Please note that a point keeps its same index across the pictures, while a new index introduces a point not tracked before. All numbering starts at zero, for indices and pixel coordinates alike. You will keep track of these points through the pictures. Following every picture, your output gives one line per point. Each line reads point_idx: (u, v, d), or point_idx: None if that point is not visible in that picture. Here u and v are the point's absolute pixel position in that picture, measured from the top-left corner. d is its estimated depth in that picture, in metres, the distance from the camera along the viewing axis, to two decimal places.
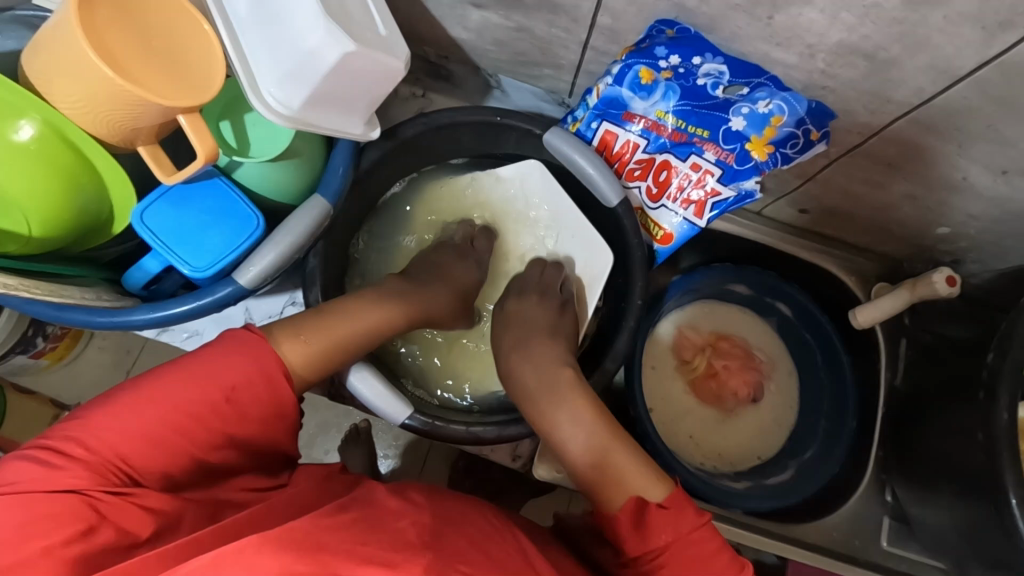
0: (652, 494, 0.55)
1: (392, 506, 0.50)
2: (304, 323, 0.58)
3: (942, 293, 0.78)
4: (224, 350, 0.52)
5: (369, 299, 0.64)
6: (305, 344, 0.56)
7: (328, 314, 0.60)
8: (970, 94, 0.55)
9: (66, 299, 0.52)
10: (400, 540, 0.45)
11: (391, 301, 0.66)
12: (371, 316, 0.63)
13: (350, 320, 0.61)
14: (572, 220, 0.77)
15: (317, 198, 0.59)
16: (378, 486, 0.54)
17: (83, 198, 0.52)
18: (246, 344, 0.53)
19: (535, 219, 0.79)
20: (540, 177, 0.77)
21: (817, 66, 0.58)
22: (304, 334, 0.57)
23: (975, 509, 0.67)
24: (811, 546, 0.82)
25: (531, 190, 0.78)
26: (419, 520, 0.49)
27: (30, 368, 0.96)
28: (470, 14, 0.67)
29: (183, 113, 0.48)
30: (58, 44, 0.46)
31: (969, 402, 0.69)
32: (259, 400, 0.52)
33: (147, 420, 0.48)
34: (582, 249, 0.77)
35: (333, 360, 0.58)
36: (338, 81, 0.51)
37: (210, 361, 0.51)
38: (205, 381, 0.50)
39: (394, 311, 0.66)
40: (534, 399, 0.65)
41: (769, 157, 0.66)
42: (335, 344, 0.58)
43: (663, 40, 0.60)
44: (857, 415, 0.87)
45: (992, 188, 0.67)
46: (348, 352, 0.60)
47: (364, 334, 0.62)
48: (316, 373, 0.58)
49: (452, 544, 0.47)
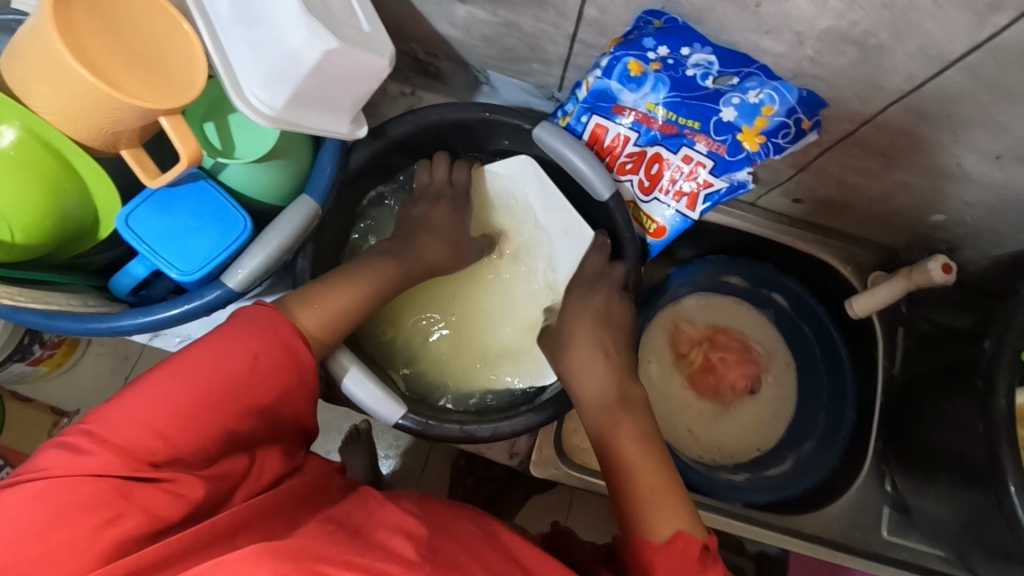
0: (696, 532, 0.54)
1: (387, 518, 0.50)
2: (309, 292, 0.57)
3: (937, 281, 0.77)
4: (243, 323, 0.52)
5: (370, 265, 0.63)
6: (314, 311, 0.56)
7: (330, 282, 0.59)
8: (962, 79, 0.55)
9: (49, 306, 0.52)
10: (395, 556, 0.44)
11: (392, 266, 0.65)
12: (374, 280, 0.62)
13: (351, 285, 0.60)
14: (562, 216, 0.77)
15: (305, 198, 0.59)
16: (372, 496, 0.53)
17: (67, 204, 0.52)
18: (272, 325, 0.52)
19: (522, 216, 0.78)
20: (531, 173, 0.76)
21: (806, 54, 0.58)
22: (311, 301, 0.56)
23: (975, 498, 0.66)
24: (811, 538, 0.82)
25: (520, 187, 0.77)
26: (411, 536, 0.47)
27: (28, 376, 0.96)
28: (457, 10, 0.66)
29: (164, 116, 0.48)
30: (36, 47, 0.45)
31: (968, 390, 0.69)
32: (281, 368, 0.52)
33: (176, 395, 0.47)
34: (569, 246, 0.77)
35: (343, 328, 0.58)
36: (321, 80, 0.51)
37: (231, 337, 0.51)
38: (228, 353, 0.50)
39: (395, 279, 0.65)
40: (583, 392, 0.65)
41: (761, 147, 0.65)
42: (340, 311, 0.58)
43: (651, 31, 0.59)
44: (855, 405, 0.87)
45: (987, 174, 0.66)
46: (354, 320, 0.59)
47: (369, 300, 0.61)
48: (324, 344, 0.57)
49: (449, 556, 0.47)
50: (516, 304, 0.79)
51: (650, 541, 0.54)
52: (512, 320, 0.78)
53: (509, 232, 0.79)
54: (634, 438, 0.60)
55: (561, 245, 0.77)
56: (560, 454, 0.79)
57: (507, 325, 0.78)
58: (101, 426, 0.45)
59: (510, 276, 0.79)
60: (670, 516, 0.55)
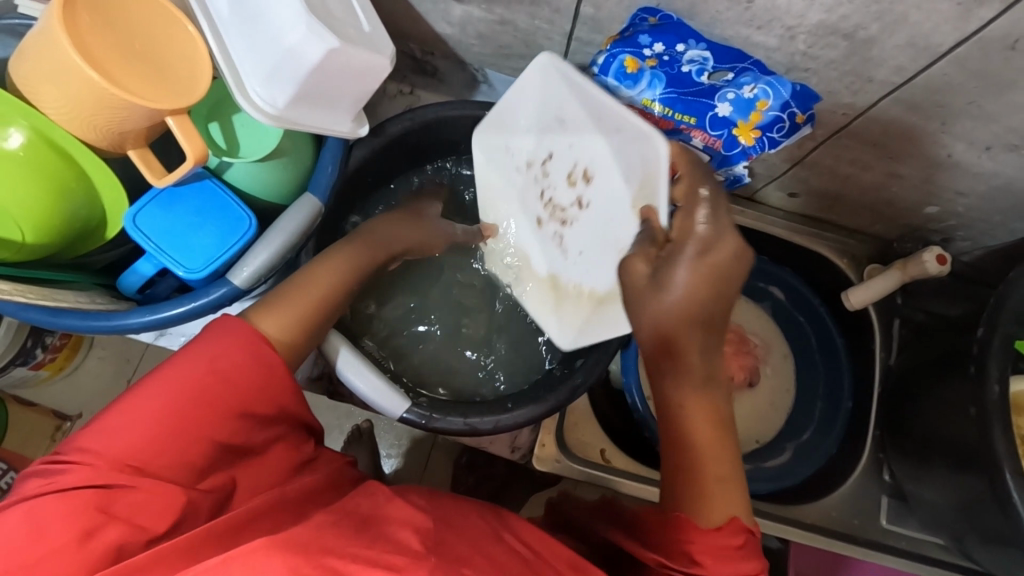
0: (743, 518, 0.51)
1: (394, 514, 0.49)
2: (272, 295, 0.55)
3: (933, 272, 0.79)
4: (207, 336, 0.49)
5: (337, 249, 0.61)
6: (279, 309, 0.53)
7: (293, 279, 0.57)
8: (951, 71, 0.56)
9: (59, 303, 0.52)
10: (403, 547, 0.44)
11: (360, 248, 0.63)
12: (342, 264, 0.60)
13: (314, 275, 0.57)
14: (614, 119, 0.62)
15: (307, 197, 0.60)
16: (381, 491, 0.52)
17: (74, 204, 0.53)
18: (229, 331, 0.49)
19: (571, 128, 0.66)
20: (560, 78, 0.64)
21: (797, 48, 0.59)
22: (275, 302, 0.54)
23: (973, 483, 0.67)
24: (810, 527, 0.83)
25: (555, 96, 0.65)
26: (420, 528, 0.48)
27: (30, 380, 0.97)
28: (454, 9, 0.67)
29: (170, 115, 0.49)
30: (43, 50, 0.46)
31: (962, 376, 0.70)
32: (254, 370, 0.49)
33: (151, 410, 0.45)
34: (635, 154, 0.61)
35: (312, 325, 0.55)
36: (322, 78, 0.52)
37: (197, 350, 0.48)
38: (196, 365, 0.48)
39: (366, 260, 0.63)
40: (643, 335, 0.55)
41: (756, 141, 0.65)
42: (303, 310, 0.55)
43: (646, 28, 0.61)
44: (852, 395, 0.89)
45: (978, 164, 0.67)
46: (324, 316, 0.56)
47: (341, 284, 0.59)
48: (304, 341, 0.55)
49: (455, 549, 0.47)
50: (592, 229, 0.67)
51: (696, 523, 0.50)
52: (590, 247, 0.68)
53: (564, 153, 0.67)
54: (709, 421, 0.53)
55: (630, 155, 0.62)
56: (561, 448, 0.80)
57: (586, 252, 0.69)
58: (85, 447, 0.44)
59: (579, 199, 0.68)
60: (724, 501, 0.51)
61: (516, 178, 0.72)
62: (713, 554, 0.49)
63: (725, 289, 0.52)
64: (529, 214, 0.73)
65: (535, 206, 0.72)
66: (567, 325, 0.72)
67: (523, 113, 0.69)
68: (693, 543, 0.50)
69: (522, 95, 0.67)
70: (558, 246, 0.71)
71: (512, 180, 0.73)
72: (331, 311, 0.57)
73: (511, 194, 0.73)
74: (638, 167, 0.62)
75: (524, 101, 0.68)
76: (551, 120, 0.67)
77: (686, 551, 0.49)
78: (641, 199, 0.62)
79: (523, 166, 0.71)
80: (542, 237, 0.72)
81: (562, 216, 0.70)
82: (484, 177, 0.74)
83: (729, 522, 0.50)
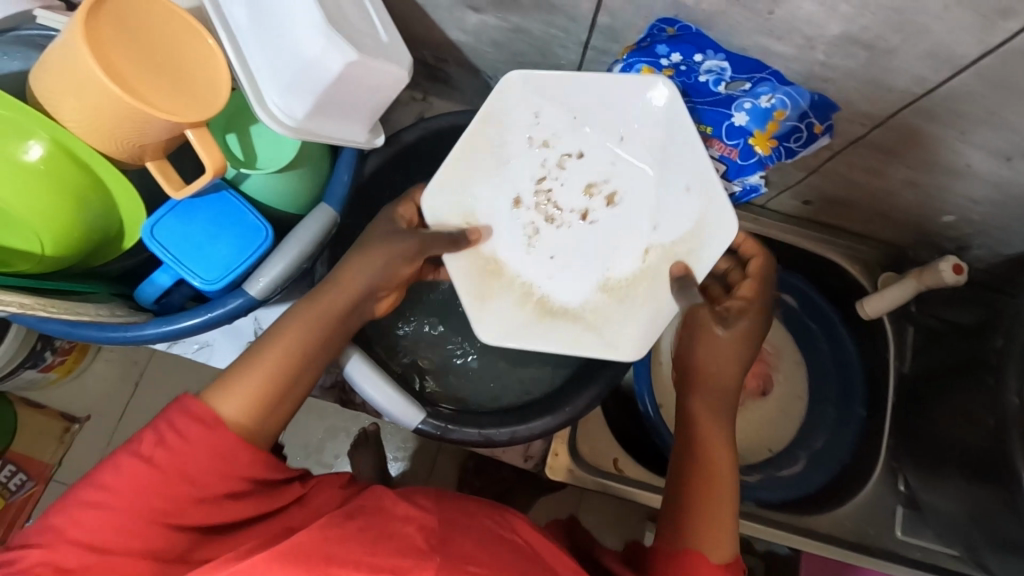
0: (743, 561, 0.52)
1: (398, 512, 0.50)
2: (234, 365, 0.49)
3: (948, 281, 0.78)
4: (175, 412, 0.46)
5: (309, 299, 0.54)
6: (239, 384, 0.48)
7: (256, 343, 0.51)
8: (971, 81, 0.56)
9: (81, 316, 0.52)
10: (406, 545, 0.45)
11: (335, 293, 0.55)
12: (311, 316, 0.53)
13: (278, 338, 0.51)
14: (682, 168, 0.65)
15: (323, 207, 0.60)
16: (382, 491, 0.53)
17: (92, 215, 0.53)
18: (191, 411, 0.46)
19: (626, 149, 0.67)
20: (657, 104, 0.63)
21: (816, 58, 0.59)
22: (233, 375, 0.48)
23: (989, 495, 0.66)
24: (822, 536, 0.82)
25: (628, 112, 0.65)
26: (425, 525, 0.49)
27: (40, 382, 0.97)
28: (469, 17, 0.67)
29: (190, 128, 0.48)
30: (64, 63, 0.46)
31: (977, 387, 0.69)
32: (227, 447, 0.45)
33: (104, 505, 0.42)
34: (683, 211, 0.65)
35: (278, 402, 0.49)
36: (341, 90, 0.52)
37: (167, 426, 0.45)
38: (166, 443, 0.44)
39: (336, 308, 0.55)
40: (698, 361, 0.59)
41: (773, 151, 0.64)
42: (267, 385, 0.49)
43: (664, 38, 0.60)
44: (864, 402, 0.89)
45: (995, 173, 0.67)
46: (292, 391, 0.50)
47: (309, 342, 0.52)
48: (272, 417, 0.49)
49: (460, 545, 0.47)
50: (585, 241, 0.69)
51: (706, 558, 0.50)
52: (575, 258, 0.69)
53: (593, 161, 0.68)
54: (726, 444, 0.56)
55: (673, 207, 0.66)
56: (573, 457, 0.79)
57: (568, 260, 0.69)
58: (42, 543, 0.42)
59: (586, 208, 0.69)
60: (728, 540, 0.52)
61: (513, 152, 0.68)
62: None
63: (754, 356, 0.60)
64: (507, 192, 0.69)
65: (522, 189, 0.69)
66: (499, 324, 0.68)
67: (568, 95, 0.66)
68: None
69: (586, 85, 0.65)
70: (529, 238, 0.69)
71: (502, 157, 0.69)
72: (298, 379, 0.51)
73: (494, 169, 0.69)
74: (681, 221, 0.65)
75: (585, 86, 0.65)
76: (612, 127, 0.67)
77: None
78: (671, 251, 0.66)
79: (530, 143, 0.68)
80: (515, 219, 0.69)
81: (550, 214, 0.69)
82: (479, 134, 0.67)
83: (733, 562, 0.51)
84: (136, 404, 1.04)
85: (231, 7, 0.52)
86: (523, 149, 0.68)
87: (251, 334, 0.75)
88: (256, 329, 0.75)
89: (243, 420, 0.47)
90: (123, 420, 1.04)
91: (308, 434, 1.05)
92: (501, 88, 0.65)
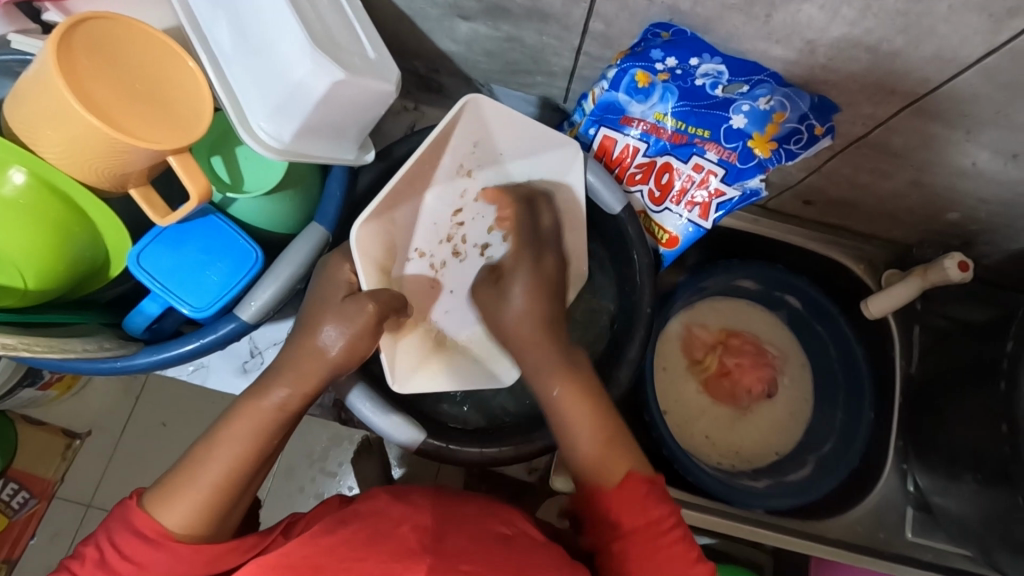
0: (640, 469, 0.54)
1: (393, 513, 0.51)
2: (172, 475, 0.50)
3: (954, 280, 0.77)
4: (115, 526, 0.48)
5: (244, 410, 0.53)
6: (179, 494, 0.49)
7: (191, 459, 0.51)
8: (978, 82, 0.54)
9: (66, 353, 0.50)
10: (401, 547, 0.46)
11: (274, 403, 0.53)
12: (249, 434, 0.52)
13: (214, 453, 0.51)
14: (568, 215, 0.68)
15: (315, 227, 0.58)
16: (380, 495, 0.54)
17: (77, 247, 0.51)
18: (129, 526, 0.48)
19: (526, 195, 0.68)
20: (564, 161, 0.66)
21: (818, 61, 0.57)
22: (175, 487, 0.49)
23: (1003, 497, 0.66)
24: (835, 542, 0.81)
25: (539, 163, 0.66)
26: (419, 524, 0.49)
27: (40, 400, 0.96)
28: (458, 26, 0.65)
29: (172, 155, 0.47)
30: (40, 94, 0.44)
31: (988, 389, 0.68)
32: (172, 556, 0.47)
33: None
34: (550, 260, 0.70)
35: (217, 510, 0.50)
36: (327, 111, 0.50)
37: (110, 542, 0.48)
38: (109, 561, 0.47)
39: (276, 415, 0.53)
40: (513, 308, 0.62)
41: (772, 154, 0.63)
42: (209, 494, 0.49)
43: (658, 43, 0.59)
44: (874, 407, 0.86)
45: (1003, 172, 0.65)
46: (234, 498, 0.51)
47: (253, 453, 0.52)
48: (223, 523, 0.50)
49: (454, 542, 0.48)
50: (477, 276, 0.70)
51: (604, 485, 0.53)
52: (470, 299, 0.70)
53: None
54: (580, 399, 0.56)
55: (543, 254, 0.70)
56: None
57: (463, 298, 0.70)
58: None
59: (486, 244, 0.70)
60: (619, 457, 0.54)
61: (437, 179, 0.66)
62: (627, 506, 0.52)
63: (554, 296, 0.64)
64: (427, 220, 0.67)
65: (438, 218, 0.67)
66: (407, 362, 0.65)
67: (503, 134, 0.64)
68: (612, 509, 0.52)
69: (521, 129, 0.64)
70: (431, 274, 0.68)
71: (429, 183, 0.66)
72: (242, 489, 0.51)
73: (419, 194, 0.65)
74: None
75: (517, 128, 0.64)
76: (511, 175, 0.68)
77: (609, 516, 0.52)
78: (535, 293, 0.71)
79: (456, 170, 0.66)
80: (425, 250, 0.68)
81: (452, 249, 0.69)
82: (425, 158, 0.62)
83: (626, 476, 0.53)
84: (138, 417, 1.03)
85: (210, 23, 0.50)
86: (447, 176, 0.66)
87: (246, 354, 0.74)
88: (253, 347, 0.74)
89: (190, 530, 0.49)
90: (125, 434, 1.03)
91: (310, 443, 1.04)
92: (453, 115, 0.60)
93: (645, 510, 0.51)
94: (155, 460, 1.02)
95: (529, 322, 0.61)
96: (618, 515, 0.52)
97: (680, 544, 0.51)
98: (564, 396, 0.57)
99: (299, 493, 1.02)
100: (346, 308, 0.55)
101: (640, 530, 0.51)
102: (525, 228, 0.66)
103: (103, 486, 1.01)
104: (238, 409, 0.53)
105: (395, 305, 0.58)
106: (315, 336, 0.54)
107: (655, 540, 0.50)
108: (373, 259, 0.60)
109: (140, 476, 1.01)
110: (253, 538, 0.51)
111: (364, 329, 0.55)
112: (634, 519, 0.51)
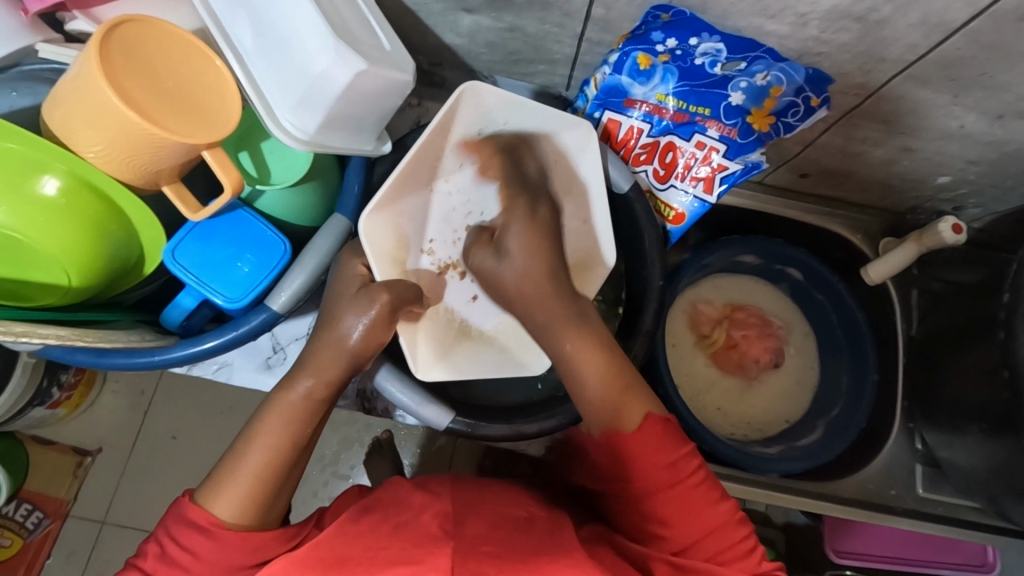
0: (656, 410, 0.57)
1: (414, 502, 0.52)
2: (219, 468, 0.52)
3: (949, 242, 0.80)
4: (170, 521, 0.50)
5: (273, 404, 0.54)
6: (225, 485, 0.51)
7: (233, 453, 0.53)
8: (962, 45, 0.57)
9: (113, 344, 0.53)
10: (423, 533, 0.47)
11: (300, 394, 0.55)
12: (280, 426, 0.53)
13: (253, 444, 0.53)
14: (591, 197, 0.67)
15: (338, 217, 0.61)
16: (403, 486, 0.56)
17: (114, 244, 0.53)
18: (184, 519, 0.50)
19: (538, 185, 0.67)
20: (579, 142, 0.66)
21: (810, 33, 0.60)
22: (223, 478, 0.51)
23: (1005, 445, 0.68)
24: (846, 501, 0.84)
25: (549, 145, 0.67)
26: (440, 511, 0.50)
27: (49, 420, 0.97)
28: (462, 19, 0.67)
29: (206, 149, 0.49)
30: (79, 95, 0.46)
31: (989, 340, 0.71)
32: (222, 544, 0.49)
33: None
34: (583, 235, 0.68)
35: (260, 500, 0.51)
36: (349, 102, 0.52)
37: (167, 536, 0.50)
38: (168, 553, 0.49)
39: (303, 405, 0.55)
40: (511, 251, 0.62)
41: (771, 127, 0.68)
42: (252, 484, 0.51)
43: (659, 25, 0.61)
44: (878, 368, 0.88)
45: (989, 133, 0.69)
46: (276, 489, 0.52)
47: (288, 443, 0.53)
48: (270, 509, 0.52)
49: (474, 527, 0.49)
50: None
51: (622, 432, 0.56)
52: None
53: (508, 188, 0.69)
54: (594, 353, 0.58)
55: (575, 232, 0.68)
56: None
57: None
58: None
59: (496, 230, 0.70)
60: (637, 401, 0.57)
61: (442, 172, 0.69)
62: (650, 447, 0.55)
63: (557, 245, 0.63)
64: (439, 213, 0.69)
65: (446, 210, 0.70)
66: (430, 351, 0.67)
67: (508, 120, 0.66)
68: (632, 451, 0.55)
69: (527, 120, 0.66)
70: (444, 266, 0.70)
71: (433, 177, 0.68)
72: (281, 480, 0.53)
73: (424, 189, 0.68)
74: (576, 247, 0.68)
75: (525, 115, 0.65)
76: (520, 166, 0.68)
77: (632, 457, 0.55)
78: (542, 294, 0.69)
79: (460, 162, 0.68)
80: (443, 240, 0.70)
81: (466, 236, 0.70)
82: (425, 149, 0.64)
83: (645, 418, 0.56)
84: (147, 432, 1.04)
85: (234, 26, 0.52)
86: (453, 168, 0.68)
87: (269, 350, 0.75)
88: (274, 343, 0.75)
89: (237, 519, 0.50)
90: (136, 449, 1.04)
91: (323, 446, 1.05)
92: (453, 103, 0.62)
93: (667, 455, 0.55)
94: (168, 472, 1.03)
95: (530, 275, 0.60)
96: (640, 457, 0.55)
97: (699, 486, 0.55)
98: (578, 350, 0.58)
99: (314, 496, 1.04)
100: (358, 299, 0.56)
101: (661, 471, 0.54)
102: (513, 178, 0.67)
103: (117, 502, 1.02)
104: (271, 403, 0.55)
105: (408, 295, 0.59)
106: (336, 328, 0.55)
107: (682, 482, 0.54)
108: (378, 247, 0.62)
109: (154, 488, 1.03)
110: (294, 528, 0.53)
111: (378, 319, 0.56)
112: (656, 460, 0.54)
